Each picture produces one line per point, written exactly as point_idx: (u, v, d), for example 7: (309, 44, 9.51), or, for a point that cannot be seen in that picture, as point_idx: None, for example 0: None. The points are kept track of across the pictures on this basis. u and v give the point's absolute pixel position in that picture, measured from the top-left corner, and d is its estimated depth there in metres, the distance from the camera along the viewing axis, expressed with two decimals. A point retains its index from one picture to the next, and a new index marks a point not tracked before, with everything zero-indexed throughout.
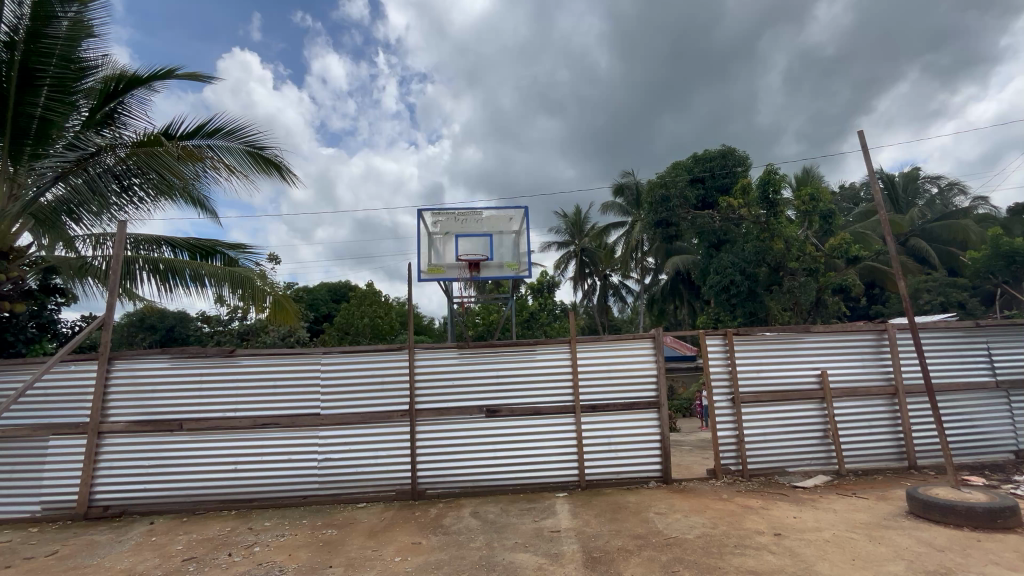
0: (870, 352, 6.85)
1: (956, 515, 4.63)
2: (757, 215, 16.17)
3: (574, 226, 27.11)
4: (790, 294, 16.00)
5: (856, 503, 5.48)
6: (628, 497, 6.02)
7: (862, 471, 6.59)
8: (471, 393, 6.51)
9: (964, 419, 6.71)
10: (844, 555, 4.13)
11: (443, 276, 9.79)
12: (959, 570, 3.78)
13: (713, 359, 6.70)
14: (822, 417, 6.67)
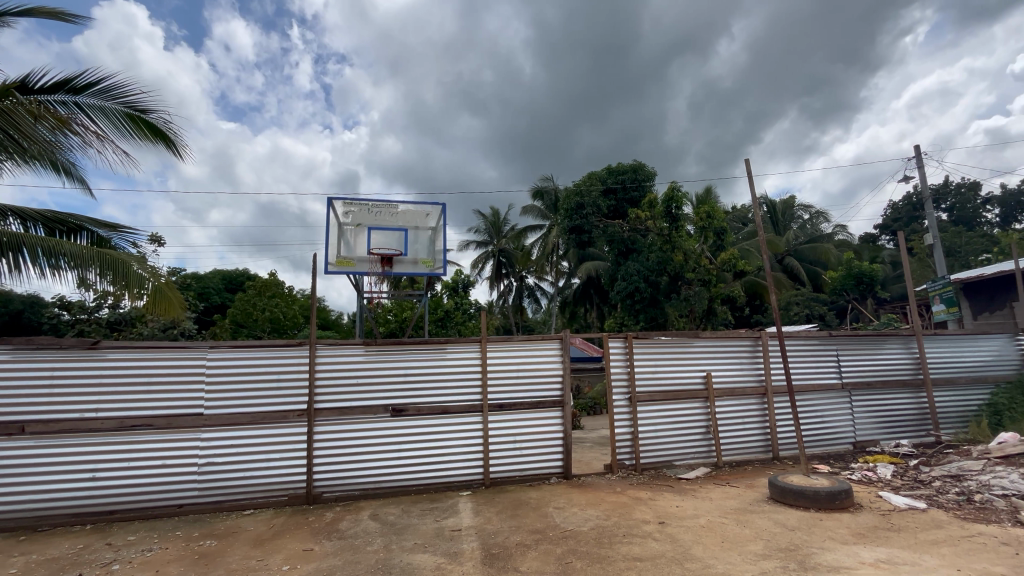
0: (746, 356, 7.69)
1: (805, 498, 5.36)
2: (661, 227, 17.44)
3: (493, 226, 27.34)
4: (686, 301, 17.41)
5: (728, 492, 6.11)
6: (530, 493, 6.19)
7: (736, 463, 7.36)
8: (375, 392, 6.30)
9: (817, 416, 7.77)
10: (715, 539, 4.58)
11: (352, 269, 9.27)
12: (805, 545, 4.36)
13: (614, 361, 7.11)
14: (705, 414, 7.37)
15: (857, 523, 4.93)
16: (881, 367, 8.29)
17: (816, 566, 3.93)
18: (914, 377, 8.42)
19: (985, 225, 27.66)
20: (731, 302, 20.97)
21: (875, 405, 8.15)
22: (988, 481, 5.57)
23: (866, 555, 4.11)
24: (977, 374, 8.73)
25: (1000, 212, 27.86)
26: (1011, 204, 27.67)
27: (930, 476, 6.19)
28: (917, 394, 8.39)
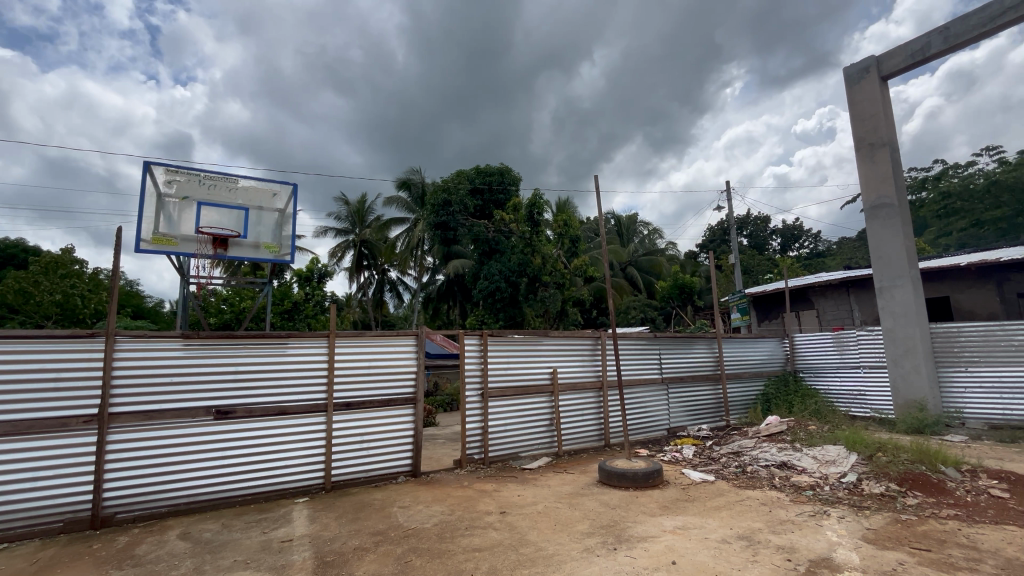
0: (588, 354, 8.45)
1: (626, 479, 6.09)
2: (523, 231, 18.38)
3: (356, 215, 25.76)
4: (541, 302, 18.60)
5: (564, 478, 6.66)
6: (374, 494, 5.96)
7: (574, 451, 8.06)
8: (196, 392, 5.47)
9: (641, 407, 8.91)
10: (549, 523, 4.93)
11: (173, 249, 7.97)
12: (622, 521, 4.94)
13: (469, 357, 7.22)
14: (550, 407, 7.91)
15: (664, 498, 5.75)
16: (691, 365, 9.82)
17: (629, 538, 4.48)
18: (714, 373, 10.14)
19: (770, 251, 34.62)
20: (581, 304, 22.98)
21: (684, 396, 9.63)
22: (757, 455, 6.96)
23: (668, 524, 4.81)
24: (756, 370, 10.86)
25: (781, 241, 35.12)
26: (788, 236, 35.07)
27: (719, 453, 7.50)
28: (715, 387, 10.13)
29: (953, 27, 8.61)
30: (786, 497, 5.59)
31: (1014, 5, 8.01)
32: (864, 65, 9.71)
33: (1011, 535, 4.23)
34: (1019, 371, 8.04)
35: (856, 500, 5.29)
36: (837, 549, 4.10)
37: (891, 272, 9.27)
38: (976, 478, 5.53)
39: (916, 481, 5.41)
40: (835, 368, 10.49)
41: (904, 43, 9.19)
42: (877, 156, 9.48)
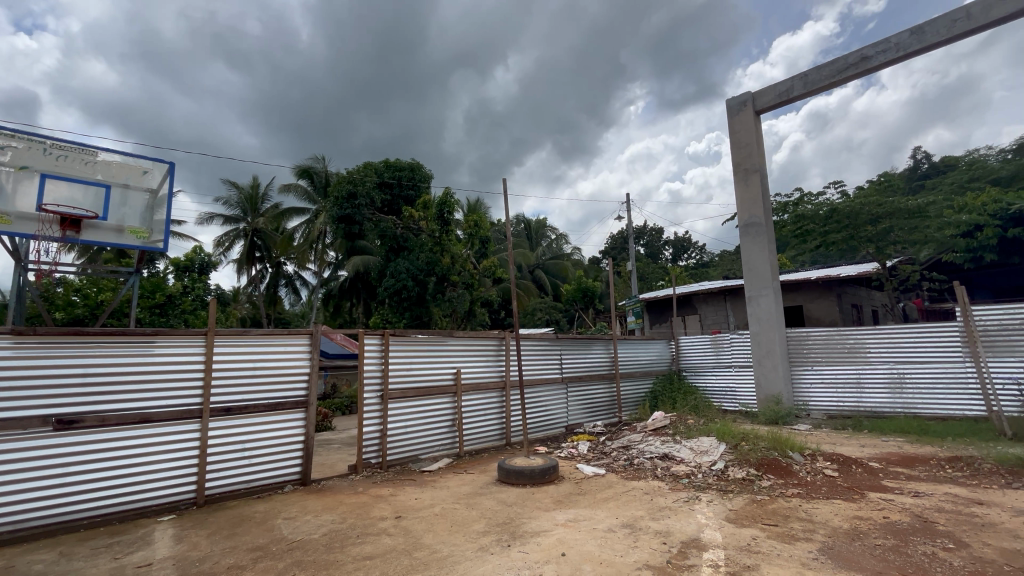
0: (492, 354, 8.55)
1: (524, 476, 6.25)
2: (432, 229, 18.10)
3: (248, 201, 23.50)
4: (449, 302, 18.47)
5: (464, 479, 6.66)
6: (255, 507, 5.48)
7: (475, 451, 8.08)
8: (32, 399, 4.63)
9: (540, 405, 9.20)
10: (445, 524, 4.90)
11: (6, 229, 6.66)
12: (518, 517, 5.06)
13: (368, 358, 6.93)
14: (452, 407, 7.87)
15: (558, 492, 5.98)
16: (589, 365, 10.37)
17: (522, 534, 4.60)
18: (609, 372, 10.80)
19: (663, 260, 37.71)
20: (489, 305, 23.15)
21: (582, 395, 10.12)
22: (643, 448, 7.51)
23: (560, 517, 5.02)
24: (646, 369, 11.75)
25: (672, 251, 38.43)
26: (678, 247, 38.50)
27: (611, 448, 7.99)
28: (610, 385, 10.78)
29: (811, 75, 10.06)
30: (666, 486, 6.10)
31: (854, 62, 9.56)
32: (743, 98, 10.97)
33: (837, 508, 5.03)
34: (850, 369, 9.57)
35: (722, 485, 5.94)
36: (705, 529, 4.56)
37: (757, 283, 10.56)
38: (815, 461, 6.47)
39: (770, 465, 6.19)
40: (711, 367, 11.72)
41: (774, 84, 10.54)
42: (750, 180, 10.76)
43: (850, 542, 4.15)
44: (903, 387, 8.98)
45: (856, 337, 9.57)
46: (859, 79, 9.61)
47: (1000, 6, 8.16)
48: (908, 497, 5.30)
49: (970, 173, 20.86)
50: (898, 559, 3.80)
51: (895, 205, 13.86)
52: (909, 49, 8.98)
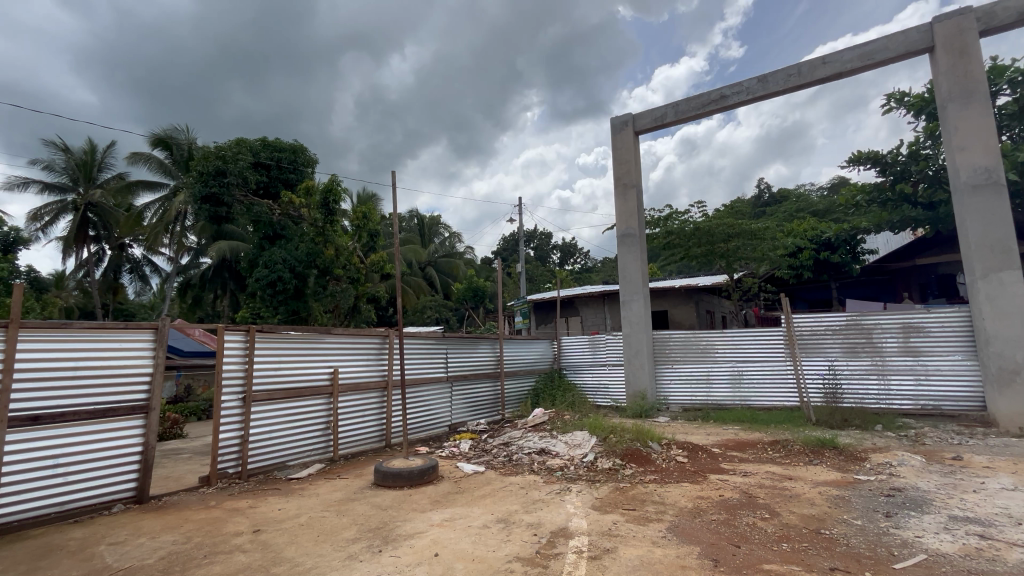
0: (373, 353, 8.19)
1: (401, 478, 6.09)
2: (315, 218, 16.80)
3: (82, 168, 19.68)
4: (331, 297, 17.46)
5: (336, 485, 6.27)
6: (70, 533, 4.60)
7: (351, 455, 7.65)
8: None
9: (423, 404, 9.03)
10: (311, 535, 4.57)
11: None
12: (392, 521, 4.91)
13: (228, 356, 6.20)
14: (327, 409, 7.39)
15: (436, 492, 5.92)
16: (475, 364, 10.47)
17: (395, 537, 4.47)
18: (494, 371, 11.00)
19: (551, 263, 39.51)
20: (375, 302, 22.29)
21: (466, 393, 10.17)
22: (522, 445, 7.75)
23: (436, 518, 4.97)
24: (529, 367, 12.18)
25: (560, 255, 40.43)
26: (565, 251, 40.66)
27: (491, 445, 8.13)
28: (494, 383, 10.98)
29: (681, 105, 11.28)
30: (541, 479, 6.39)
31: (714, 99, 10.93)
32: (624, 119, 11.93)
33: (684, 489, 5.68)
34: (702, 368, 10.90)
35: (591, 476, 6.38)
36: (572, 518, 4.85)
37: (630, 289, 11.54)
38: (670, 449, 7.24)
39: (633, 455, 6.79)
40: (588, 366, 12.54)
41: (651, 109, 11.62)
42: (628, 194, 11.74)
43: (692, 520, 4.71)
44: (742, 383, 10.44)
45: (708, 340, 10.92)
46: (719, 114, 11.00)
47: (821, 68, 9.88)
48: (739, 476, 6.19)
49: (798, 205, 25.06)
50: (727, 531, 4.41)
51: (742, 227, 16.13)
52: (756, 93, 10.50)
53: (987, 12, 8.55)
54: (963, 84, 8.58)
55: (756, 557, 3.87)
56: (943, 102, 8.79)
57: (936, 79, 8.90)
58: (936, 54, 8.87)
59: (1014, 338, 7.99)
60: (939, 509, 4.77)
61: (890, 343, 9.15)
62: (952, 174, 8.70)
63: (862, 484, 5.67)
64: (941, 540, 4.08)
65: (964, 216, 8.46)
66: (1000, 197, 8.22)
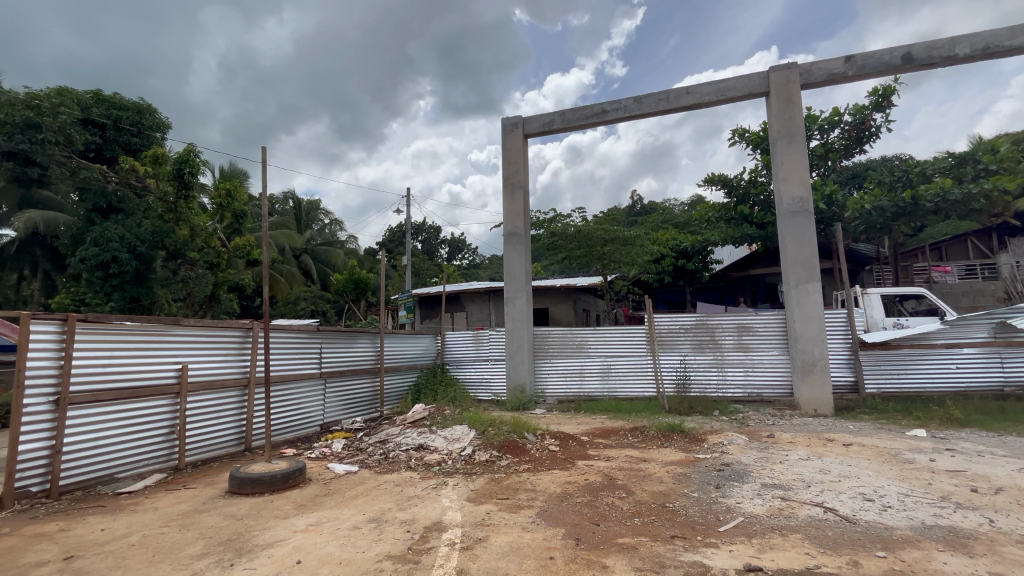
0: (234, 347, 7.37)
1: (261, 483, 5.58)
2: (165, 192, 14.57)
3: None
4: (183, 284, 15.26)
5: (180, 496, 5.51)
6: None
7: (201, 462, 6.79)
8: None
9: (291, 403, 8.34)
10: (144, 555, 3.97)
11: None
12: (248, 531, 4.47)
13: (37, 351, 5.11)
14: (172, 411, 6.45)
15: (302, 496, 5.53)
16: (352, 359, 9.98)
17: (251, 548, 4.08)
18: (373, 366, 10.58)
19: (438, 257, 39.11)
20: (238, 291, 20.14)
21: (342, 390, 9.62)
22: (399, 441, 7.57)
23: (300, 523, 4.64)
24: (411, 362, 11.93)
25: (448, 250, 40.22)
26: (454, 247, 40.56)
27: (367, 443, 7.82)
28: (373, 379, 10.56)
29: (567, 114, 11.91)
30: (418, 475, 6.32)
31: (596, 112, 11.72)
32: (515, 120, 12.25)
33: (554, 476, 6.05)
34: (576, 362, 11.67)
35: (468, 469, 6.46)
36: (447, 512, 4.87)
37: (514, 286, 11.91)
38: (544, 439, 7.63)
39: (509, 446, 7.02)
40: (471, 361, 12.66)
41: (540, 114, 12.10)
42: (515, 194, 12.08)
43: (559, 504, 5.02)
44: (610, 376, 11.39)
45: (582, 337, 11.70)
46: (599, 127, 11.83)
47: (685, 97, 11.16)
48: (602, 461, 6.75)
49: (663, 217, 28.01)
50: (589, 511, 4.79)
51: (616, 234, 17.56)
52: (632, 112, 11.50)
53: (806, 69, 10.40)
54: (788, 127, 10.33)
55: (611, 533, 4.26)
56: (773, 139, 10.49)
57: (769, 119, 10.57)
58: (771, 98, 10.54)
59: (814, 336, 9.84)
60: (755, 478, 5.72)
61: (727, 340, 10.71)
62: (777, 201, 10.43)
63: (700, 462, 6.56)
64: (755, 504, 4.89)
65: (785, 236, 10.19)
66: (809, 223, 10.06)
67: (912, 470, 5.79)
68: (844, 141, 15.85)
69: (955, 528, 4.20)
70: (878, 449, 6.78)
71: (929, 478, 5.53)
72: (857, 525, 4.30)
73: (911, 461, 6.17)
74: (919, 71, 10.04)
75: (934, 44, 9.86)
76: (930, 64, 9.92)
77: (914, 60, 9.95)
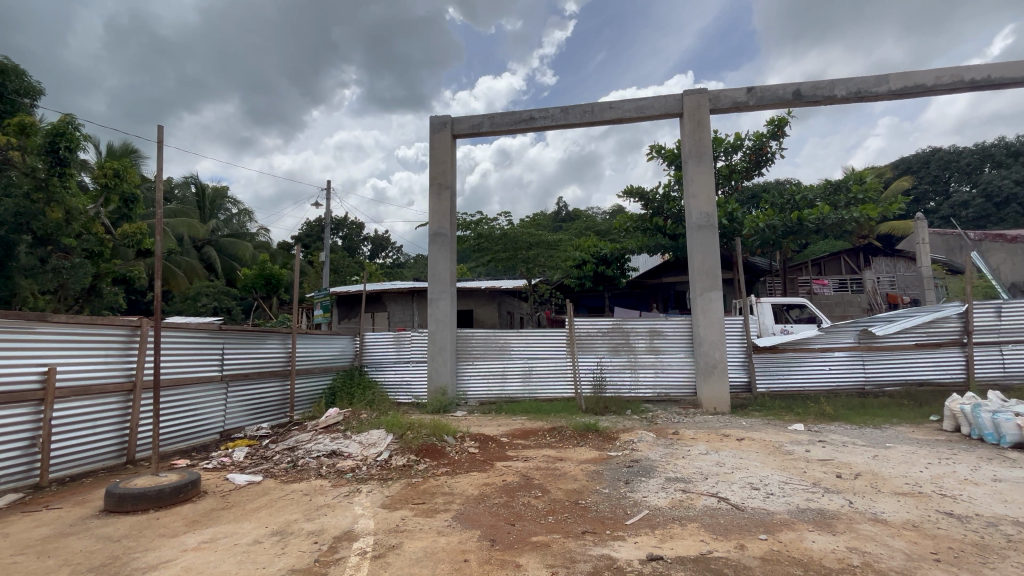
0: (116, 348, 6.55)
1: (145, 500, 5.00)
2: (33, 168, 12.45)
3: None
4: (53, 275, 13.09)
5: (40, 519, 4.78)
6: None
7: (70, 478, 5.97)
8: None
9: (186, 409, 7.56)
10: None
11: None
12: (126, 554, 3.99)
13: None
14: (34, 421, 5.59)
15: (195, 512, 5.03)
16: (260, 361, 9.26)
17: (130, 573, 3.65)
18: (284, 368, 9.90)
19: (360, 255, 37.59)
20: (124, 284, 17.96)
21: (247, 395, 8.89)
22: (310, 447, 7.15)
23: (191, 541, 4.23)
24: (326, 364, 11.32)
25: (370, 248, 38.80)
26: (377, 244, 39.23)
27: (273, 451, 7.30)
28: (283, 382, 9.87)
29: (496, 118, 12.01)
30: (328, 483, 6.01)
31: (525, 119, 11.94)
32: (444, 119, 12.12)
33: (472, 478, 6.04)
34: (498, 364, 11.76)
35: (384, 474, 6.27)
36: (359, 520, 4.68)
37: (439, 287, 11.76)
38: (463, 441, 7.60)
39: (427, 450, 6.90)
40: (391, 362, 12.26)
41: (469, 115, 12.08)
42: (442, 194, 11.95)
43: (476, 506, 5.03)
44: (531, 377, 11.60)
45: (505, 339, 11.80)
46: (526, 134, 12.04)
47: (609, 111, 11.70)
48: (520, 462, 6.85)
49: (586, 224, 29.14)
50: (505, 512, 4.84)
51: (541, 238, 17.97)
52: (559, 121, 11.86)
53: (715, 96, 11.36)
54: (698, 148, 11.20)
55: (526, 532, 4.34)
56: (685, 158, 11.32)
57: (682, 139, 11.40)
58: (684, 120, 11.38)
59: (715, 341, 10.73)
60: (660, 473, 6.12)
61: (640, 343, 11.35)
62: (688, 215, 11.25)
63: (611, 459, 6.89)
64: (659, 496, 5.23)
65: (693, 248, 11.02)
66: (714, 237, 10.97)
67: (791, 460, 6.52)
68: (745, 163, 17.50)
69: (823, 510, 4.79)
70: (765, 442, 7.55)
71: (804, 466, 6.26)
72: (745, 511, 4.76)
73: (790, 452, 6.94)
74: (806, 107, 11.35)
75: (819, 84, 11.20)
76: (814, 102, 11.26)
77: (802, 97, 11.23)
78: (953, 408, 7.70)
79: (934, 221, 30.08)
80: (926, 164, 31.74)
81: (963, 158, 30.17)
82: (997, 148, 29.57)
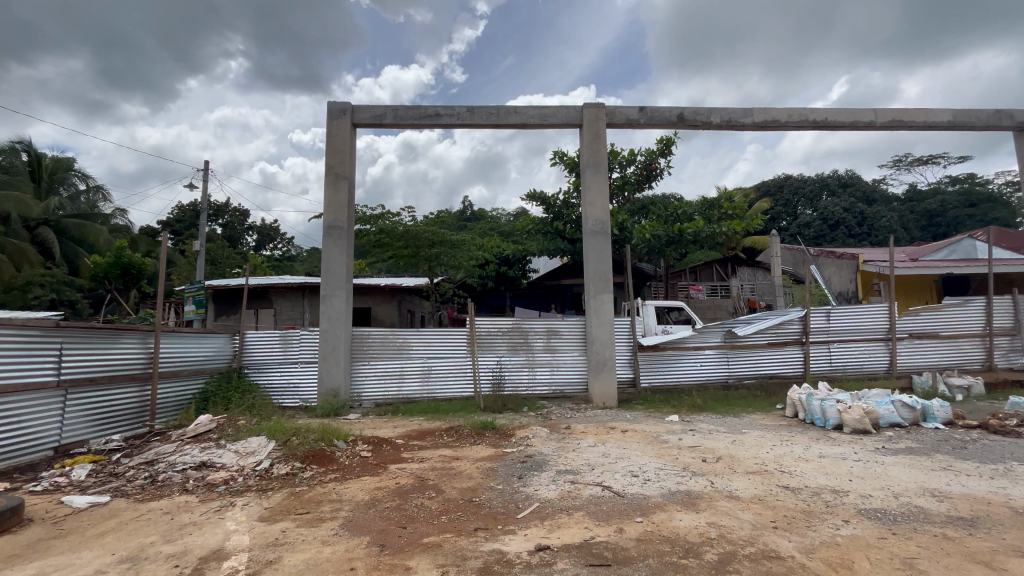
0: None
1: None
2: None
3: None
4: None
5: None
6: None
7: None
8: None
9: (5, 422, 6.26)
10: None
11: None
12: None
13: None
14: None
15: (14, 544, 4.19)
16: (112, 364, 7.99)
17: None
18: (143, 371, 8.63)
19: (243, 245, 34.16)
20: None
21: (93, 403, 7.60)
22: (173, 460, 6.34)
23: None
24: (197, 366, 10.11)
25: (256, 238, 35.49)
26: (263, 235, 36.00)
27: (125, 467, 6.34)
28: (141, 388, 8.60)
29: (400, 110, 11.66)
30: (196, 499, 5.38)
31: (430, 114, 11.74)
32: (343, 106, 11.49)
33: (363, 483, 5.79)
34: (395, 364, 11.40)
35: (263, 485, 5.76)
36: (231, 536, 4.26)
37: (333, 283, 11.11)
38: (355, 445, 7.24)
39: (315, 456, 6.47)
40: (276, 364, 11.28)
41: (371, 105, 11.60)
42: (339, 185, 11.30)
43: (367, 511, 4.85)
44: (430, 377, 11.44)
45: (404, 338, 11.48)
46: (431, 130, 11.84)
47: (514, 116, 11.95)
48: (416, 463, 6.72)
49: (489, 225, 29.49)
50: (396, 515, 4.72)
51: (444, 237, 17.80)
52: (464, 121, 11.85)
53: (611, 111, 12.15)
54: (595, 158, 11.90)
55: (417, 534, 4.27)
56: (583, 167, 11.96)
57: (581, 149, 12.03)
58: (583, 131, 12.01)
59: (605, 340, 11.47)
60: (551, 467, 6.39)
61: (538, 342, 11.76)
62: (584, 221, 11.88)
63: (506, 456, 7.05)
64: (549, 489, 5.47)
65: (588, 252, 11.66)
66: (606, 243, 11.72)
67: (666, 448, 7.20)
68: (637, 176, 18.98)
69: (689, 491, 5.37)
70: (645, 433, 8.24)
71: (677, 453, 6.95)
72: (624, 497, 5.16)
73: (666, 442, 7.65)
74: (688, 130, 12.61)
75: (698, 111, 12.51)
76: (695, 126, 12.55)
77: (685, 120, 12.45)
78: (793, 397, 9.06)
79: (784, 238, 35.14)
80: (780, 189, 37.05)
81: (808, 185, 35.71)
82: (831, 179, 35.45)
